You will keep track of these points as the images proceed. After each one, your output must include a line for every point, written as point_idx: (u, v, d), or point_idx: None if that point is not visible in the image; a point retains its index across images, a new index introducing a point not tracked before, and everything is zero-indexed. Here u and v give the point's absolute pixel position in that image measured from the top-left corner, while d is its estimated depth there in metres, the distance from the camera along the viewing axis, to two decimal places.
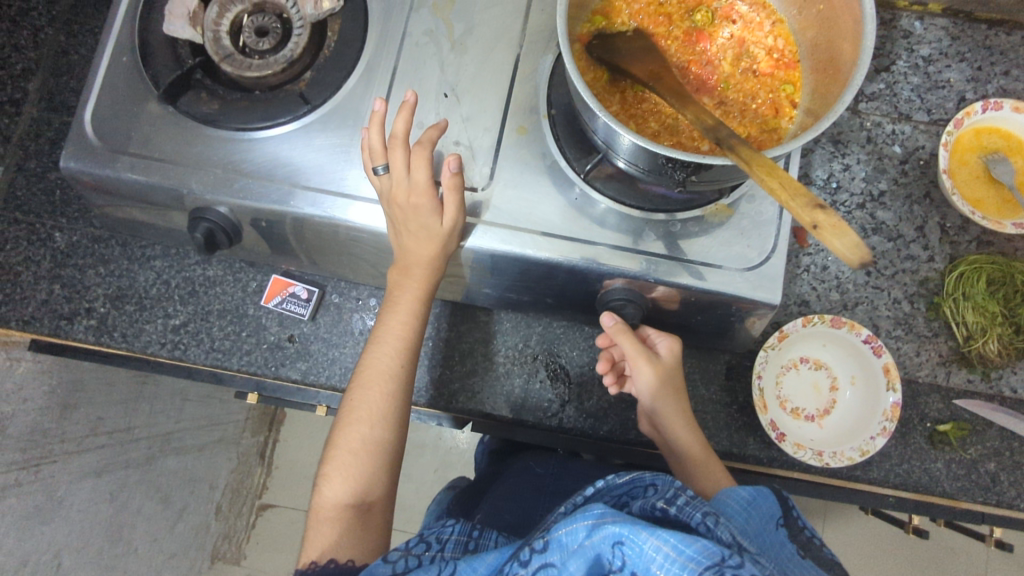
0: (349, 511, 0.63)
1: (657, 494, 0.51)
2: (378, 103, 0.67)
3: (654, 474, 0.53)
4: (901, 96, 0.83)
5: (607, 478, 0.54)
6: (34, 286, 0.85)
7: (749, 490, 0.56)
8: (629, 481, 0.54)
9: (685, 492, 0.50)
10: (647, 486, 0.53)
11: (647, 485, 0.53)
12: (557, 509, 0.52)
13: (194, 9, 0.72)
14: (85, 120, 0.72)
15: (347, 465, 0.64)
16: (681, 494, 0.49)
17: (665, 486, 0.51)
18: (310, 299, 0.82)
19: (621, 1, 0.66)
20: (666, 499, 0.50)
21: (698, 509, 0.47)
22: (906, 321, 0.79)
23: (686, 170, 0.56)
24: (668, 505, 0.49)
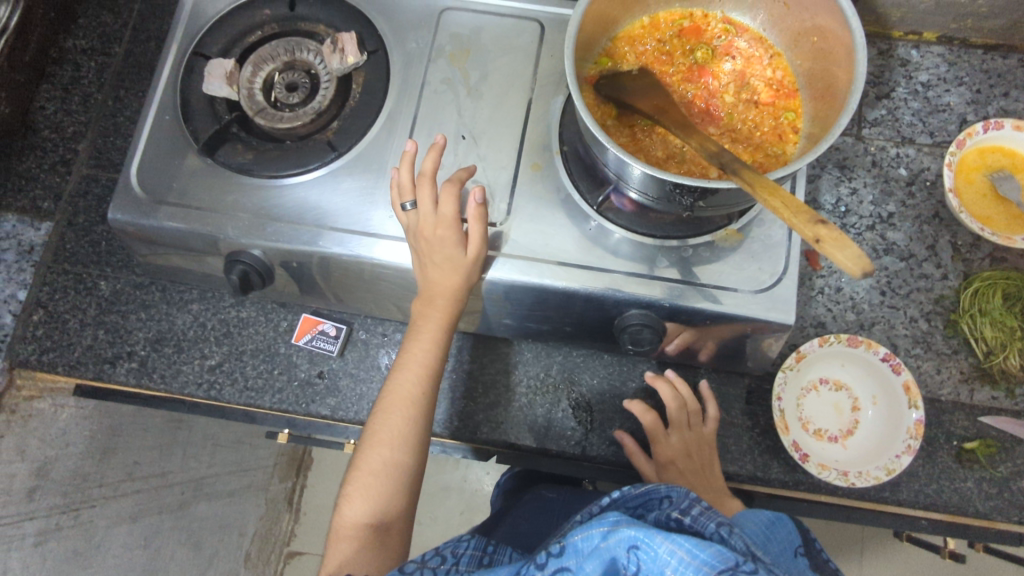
0: (365, 530, 0.66)
1: (672, 506, 0.51)
2: (408, 144, 0.71)
3: (668, 485, 0.53)
4: (903, 121, 0.85)
5: (623, 489, 0.54)
6: (80, 333, 0.90)
7: (769, 515, 0.57)
8: (644, 494, 0.54)
9: (701, 504, 0.50)
10: (663, 499, 0.52)
11: (662, 497, 0.52)
12: (576, 518, 0.55)
13: (230, 69, 0.78)
14: (131, 173, 0.78)
15: (367, 485, 0.67)
16: (696, 504, 0.49)
17: (681, 498, 0.51)
18: (339, 336, 0.86)
19: (625, 44, 0.70)
20: (681, 510, 0.50)
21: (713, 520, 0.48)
22: (924, 339, 0.79)
23: (694, 196, 0.58)
24: (684, 515, 0.49)
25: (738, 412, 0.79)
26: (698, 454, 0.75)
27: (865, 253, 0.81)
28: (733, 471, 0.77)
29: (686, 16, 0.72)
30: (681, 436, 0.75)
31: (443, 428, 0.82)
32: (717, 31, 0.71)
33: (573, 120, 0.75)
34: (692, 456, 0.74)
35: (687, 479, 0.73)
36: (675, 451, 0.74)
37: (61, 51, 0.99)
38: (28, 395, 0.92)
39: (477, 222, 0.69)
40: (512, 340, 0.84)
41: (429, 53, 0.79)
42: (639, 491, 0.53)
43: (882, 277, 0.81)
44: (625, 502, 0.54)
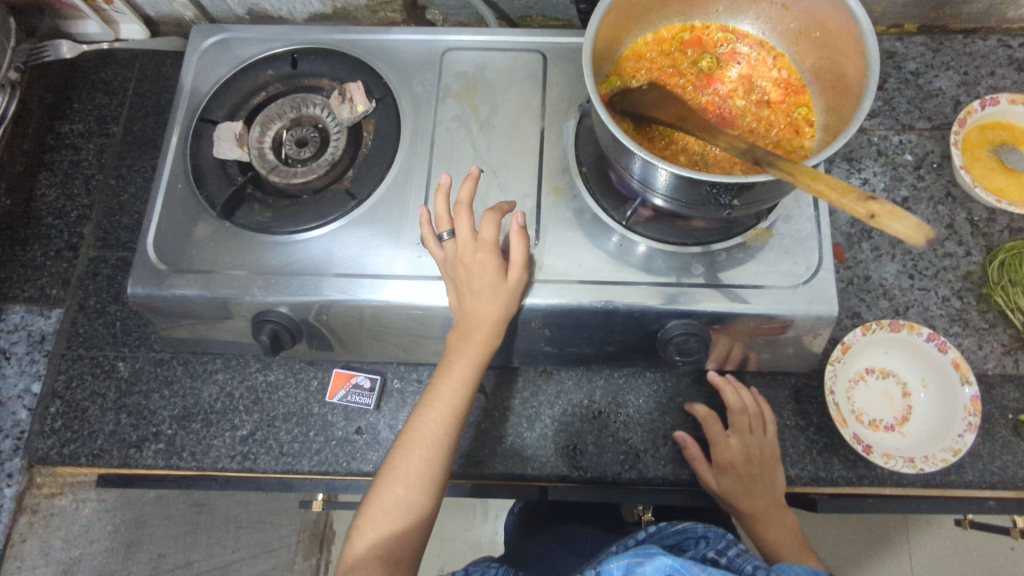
0: (371, 562, 0.62)
1: (707, 544, 0.58)
2: (445, 175, 0.71)
3: (706, 526, 0.60)
4: (899, 109, 0.88)
5: (661, 525, 0.62)
6: (102, 419, 0.86)
7: (808, 568, 0.54)
8: (680, 532, 0.61)
9: (736, 545, 0.56)
10: (698, 537, 0.60)
11: (698, 536, 0.60)
12: (613, 548, 0.61)
13: (240, 131, 0.79)
14: (148, 245, 0.77)
15: (378, 521, 0.64)
16: (732, 545, 0.56)
17: (717, 538, 0.59)
18: (373, 387, 0.84)
19: (631, 61, 0.72)
20: (717, 550, 0.56)
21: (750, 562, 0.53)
22: (960, 316, 0.79)
23: (731, 193, 0.58)
24: (719, 554, 0.56)
25: (790, 413, 0.78)
26: (759, 459, 0.73)
27: (887, 239, 0.82)
28: (794, 474, 0.75)
29: (687, 28, 0.73)
30: (742, 438, 0.73)
31: (491, 467, 0.79)
32: (719, 40, 0.72)
33: (587, 141, 0.76)
34: (752, 461, 0.73)
35: (746, 484, 0.72)
36: (734, 455, 0.73)
37: (58, 137, 0.99)
38: (49, 492, 0.89)
39: (519, 247, 0.68)
40: (519, 367, 0.82)
41: (436, 93, 0.81)
42: (675, 528, 0.61)
43: (908, 260, 0.81)
44: (660, 536, 0.61)
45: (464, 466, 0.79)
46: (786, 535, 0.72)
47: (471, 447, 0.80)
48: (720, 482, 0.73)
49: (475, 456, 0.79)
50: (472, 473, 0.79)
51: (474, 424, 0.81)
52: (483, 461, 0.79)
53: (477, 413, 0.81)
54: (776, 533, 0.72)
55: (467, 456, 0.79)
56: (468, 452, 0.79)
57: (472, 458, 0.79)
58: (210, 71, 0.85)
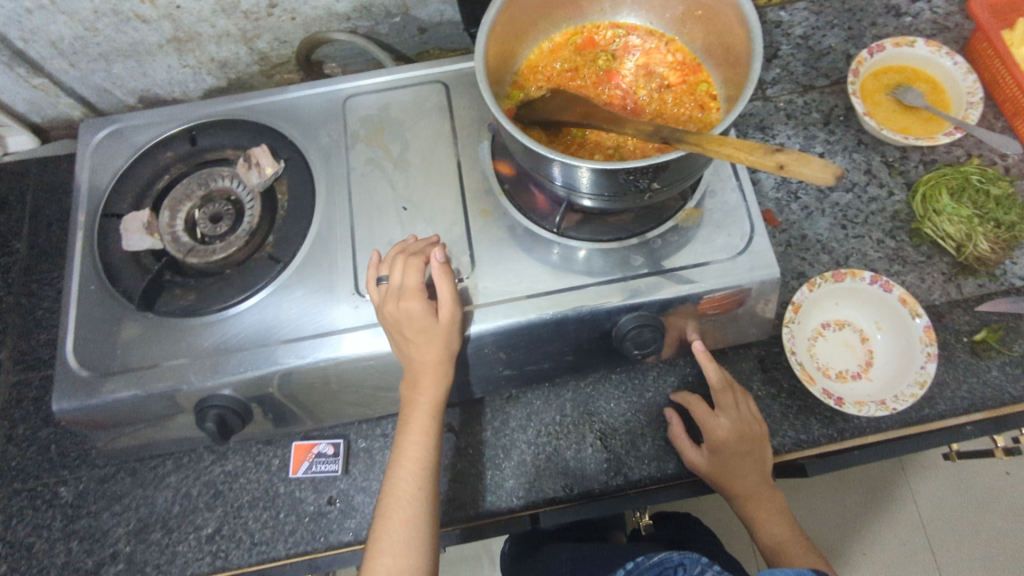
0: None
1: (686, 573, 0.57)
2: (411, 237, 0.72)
3: (680, 553, 0.58)
4: (797, 72, 0.92)
5: (639, 558, 0.60)
6: (50, 551, 0.79)
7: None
8: (659, 563, 0.59)
9: (713, 568, 0.56)
10: (676, 566, 0.58)
11: (677, 565, 0.58)
12: None
13: (148, 219, 0.76)
14: (68, 354, 0.72)
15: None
16: (708, 569, 0.55)
17: (694, 564, 0.57)
18: (338, 452, 0.81)
19: (530, 73, 0.73)
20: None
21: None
22: (898, 255, 0.81)
23: (649, 175, 0.58)
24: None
25: (760, 383, 0.77)
26: (750, 435, 0.71)
27: (813, 195, 0.84)
28: (777, 443, 0.74)
29: (578, 32, 0.74)
30: (730, 417, 0.71)
31: (476, 507, 0.75)
32: (611, 37, 0.74)
33: (503, 159, 0.76)
34: (743, 438, 0.70)
35: (734, 464, 0.70)
36: (726, 435, 0.70)
37: None
38: None
39: (445, 284, 0.66)
40: (483, 398, 0.80)
41: (345, 141, 0.80)
42: (653, 560, 0.59)
43: (837, 213, 0.84)
44: (639, 571, 0.59)
45: (448, 512, 0.75)
46: (775, 517, 0.71)
47: (452, 490, 0.76)
48: (711, 463, 0.71)
49: (458, 499, 0.76)
50: (457, 517, 0.75)
51: (450, 466, 0.77)
52: (467, 501, 0.76)
53: (451, 453, 0.78)
54: (767, 514, 0.71)
55: (449, 500, 0.76)
56: (450, 497, 0.76)
57: (455, 502, 0.75)
58: (107, 164, 0.83)
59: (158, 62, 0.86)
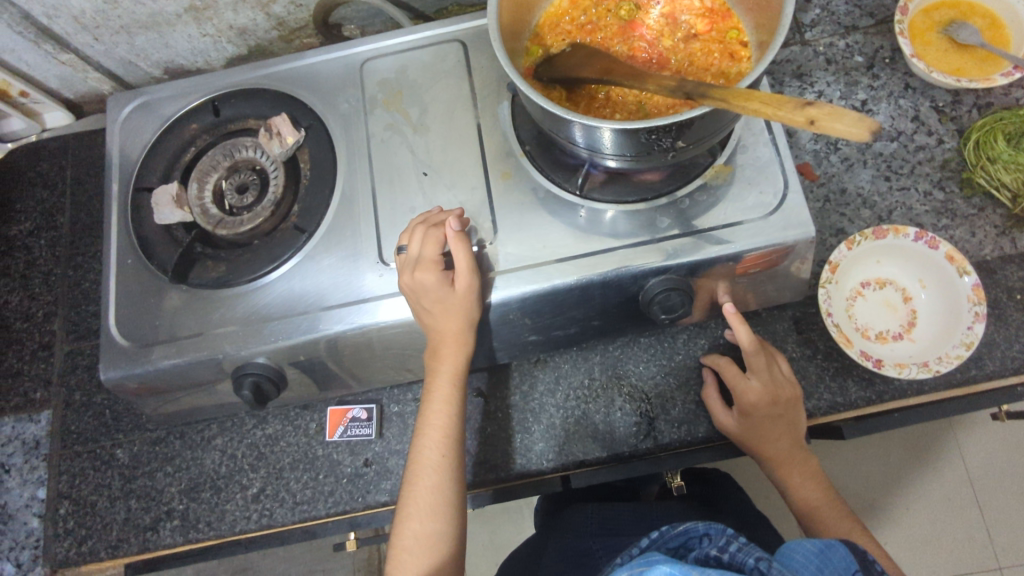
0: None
1: (711, 543, 0.48)
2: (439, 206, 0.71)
3: (706, 521, 0.50)
4: (839, 13, 0.87)
5: (661, 528, 0.51)
6: (111, 509, 0.84)
7: (819, 541, 0.48)
8: (683, 533, 0.50)
9: (740, 539, 0.47)
10: (701, 536, 0.49)
11: (702, 535, 0.49)
12: (617, 561, 0.51)
13: (176, 193, 0.77)
14: (111, 327, 0.75)
15: (403, 563, 0.63)
16: (733, 540, 0.47)
17: (720, 535, 0.49)
18: (371, 416, 0.83)
19: (549, 29, 0.70)
20: (719, 547, 0.47)
21: (753, 554, 0.45)
22: (946, 208, 0.77)
23: (671, 134, 0.55)
24: (723, 552, 0.47)
25: (795, 345, 0.75)
26: (784, 399, 0.69)
27: (854, 146, 0.81)
28: (812, 406, 0.72)
29: None
30: (763, 379, 0.69)
31: (507, 469, 0.76)
32: None
33: (525, 119, 0.74)
34: (776, 404, 0.69)
35: (766, 428, 0.69)
36: (757, 399, 0.68)
37: (10, 240, 0.98)
38: None
39: (460, 249, 0.66)
40: (511, 362, 0.80)
41: (364, 107, 0.79)
42: (677, 529, 0.50)
43: (880, 163, 0.80)
44: (662, 542, 0.50)
45: (479, 474, 0.76)
46: (807, 481, 0.71)
47: (483, 453, 0.77)
48: (740, 426, 0.70)
49: (489, 461, 0.77)
50: (489, 479, 0.76)
51: (480, 429, 0.78)
52: (497, 464, 0.77)
53: (481, 417, 0.79)
54: (799, 479, 0.71)
55: (480, 463, 0.77)
56: (480, 460, 0.77)
57: (486, 464, 0.77)
58: (136, 137, 0.84)
59: (178, 32, 0.86)
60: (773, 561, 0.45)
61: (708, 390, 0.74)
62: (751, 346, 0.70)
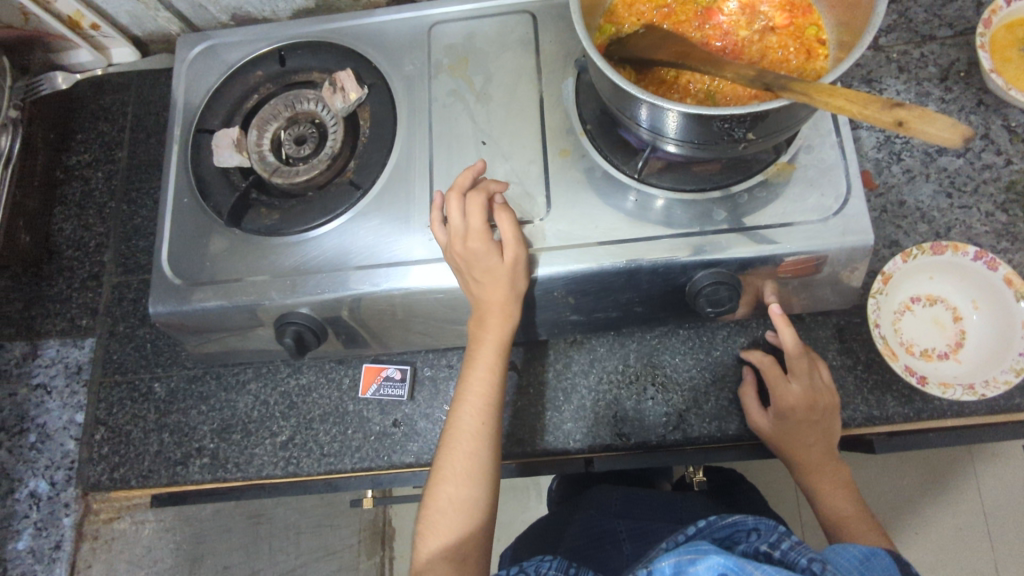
0: (440, 563, 0.63)
1: (760, 539, 0.48)
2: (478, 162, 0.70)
3: (756, 517, 0.51)
4: (917, 20, 0.85)
5: (708, 517, 0.52)
6: (145, 440, 0.87)
7: (863, 547, 0.48)
8: (731, 525, 0.51)
9: (791, 538, 0.47)
10: (750, 530, 0.50)
11: (749, 530, 0.50)
12: (660, 545, 0.50)
13: (237, 136, 0.78)
14: (163, 263, 0.77)
15: (437, 525, 0.65)
16: (785, 538, 0.47)
17: (770, 532, 0.49)
18: (405, 377, 0.84)
19: (624, 8, 0.69)
20: (770, 544, 0.47)
21: (805, 555, 0.45)
22: (1008, 231, 0.75)
23: (744, 125, 0.54)
24: (772, 549, 0.46)
25: (835, 353, 0.74)
26: (821, 405, 0.69)
27: (918, 159, 0.79)
28: (847, 416, 0.71)
29: None
30: (804, 384, 0.69)
31: (534, 445, 0.77)
32: None
33: (587, 98, 0.74)
34: (812, 408, 0.68)
35: (802, 433, 0.69)
36: (796, 403, 0.68)
37: (67, 169, 1.00)
38: (107, 517, 0.90)
39: (508, 223, 0.66)
40: (547, 340, 0.80)
41: (428, 71, 0.79)
42: (726, 520, 0.51)
43: (944, 179, 0.78)
44: (709, 531, 0.51)
45: (506, 446, 0.77)
46: (839, 490, 0.70)
47: (511, 426, 0.78)
48: (773, 428, 0.70)
49: (517, 434, 0.77)
50: (514, 452, 0.77)
51: (511, 402, 0.79)
52: (525, 438, 0.77)
53: (512, 390, 0.79)
54: (830, 488, 0.70)
55: (508, 435, 0.77)
56: (508, 432, 0.78)
57: (513, 437, 0.77)
58: (200, 80, 0.85)
59: None
60: (825, 565, 0.45)
61: (746, 388, 0.73)
62: (795, 351, 0.70)
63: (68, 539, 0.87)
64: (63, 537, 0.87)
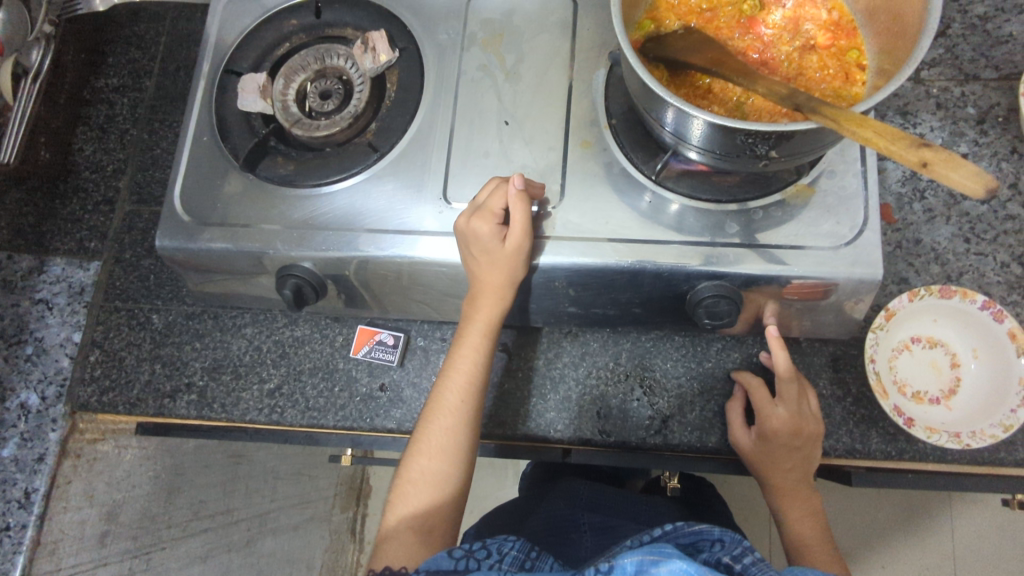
0: (404, 532, 0.64)
1: (724, 550, 0.49)
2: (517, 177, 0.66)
3: (722, 529, 0.51)
4: (963, 58, 0.83)
5: (675, 522, 0.51)
6: (137, 368, 0.89)
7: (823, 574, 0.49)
8: (696, 533, 0.51)
9: (755, 554, 0.47)
10: (715, 540, 0.50)
11: (714, 540, 0.50)
12: (624, 544, 0.49)
13: (263, 83, 0.78)
14: (175, 199, 0.77)
15: (406, 494, 0.66)
16: (749, 553, 0.47)
17: (734, 544, 0.49)
18: (397, 344, 0.84)
19: (666, 6, 0.67)
20: (733, 557, 0.48)
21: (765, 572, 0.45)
22: (1020, 284, 0.74)
23: (768, 142, 0.53)
24: (735, 562, 0.47)
25: (826, 383, 0.74)
26: (805, 432, 0.68)
27: (941, 199, 0.78)
28: (829, 445, 0.71)
29: None
30: (790, 409, 0.69)
31: (514, 428, 0.77)
32: None
33: (616, 92, 0.73)
34: (796, 434, 0.68)
35: (781, 456, 0.69)
36: (781, 426, 0.68)
37: (94, 91, 1.00)
38: (92, 437, 0.91)
39: (517, 215, 0.66)
40: (541, 328, 0.80)
41: (461, 42, 0.78)
42: (692, 527, 0.51)
43: (964, 223, 0.77)
44: (673, 536, 0.51)
45: (487, 426, 0.78)
46: (808, 519, 0.70)
47: (495, 407, 0.78)
48: (755, 446, 0.70)
49: (499, 416, 0.78)
50: (495, 433, 0.77)
51: (498, 383, 0.79)
52: (506, 421, 0.78)
53: (501, 372, 0.80)
54: (799, 514, 0.70)
55: (490, 416, 0.78)
56: (491, 413, 0.78)
57: (495, 419, 0.78)
58: (235, 20, 0.85)
59: None
60: None
61: (736, 403, 0.73)
62: (788, 375, 0.69)
63: (51, 454, 0.86)
64: (47, 451, 0.86)
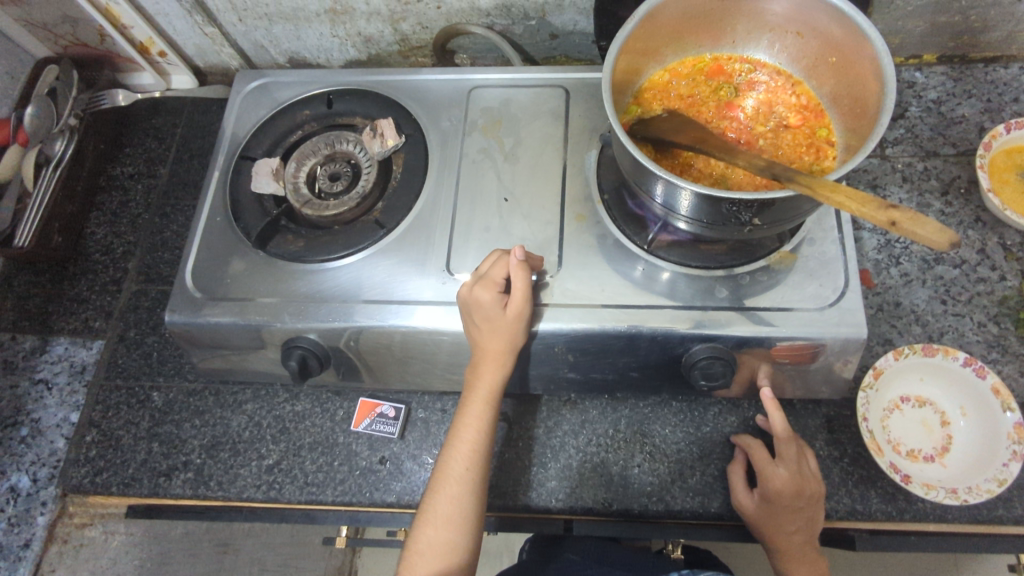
0: None
1: None
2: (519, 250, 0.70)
3: None
4: (923, 137, 0.91)
5: None
6: (134, 447, 0.87)
7: None
8: None
9: None
10: None
11: None
12: None
13: (276, 167, 0.83)
14: (186, 276, 0.80)
15: (413, 564, 0.66)
16: None
17: None
18: (398, 417, 0.85)
19: (650, 93, 0.74)
20: None
21: None
22: (998, 342, 0.78)
23: (751, 210, 0.58)
24: None
25: (823, 444, 0.75)
26: (808, 493, 0.69)
27: (916, 264, 0.82)
28: (830, 507, 0.72)
29: (705, 61, 0.75)
30: (790, 469, 0.69)
31: (516, 499, 0.77)
32: (737, 70, 0.75)
33: (608, 170, 0.79)
34: (798, 496, 0.68)
35: (786, 518, 0.69)
36: (782, 486, 0.68)
37: (109, 179, 1.06)
38: (80, 522, 0.91)
39: (519, 283, 0.69)
40: (541, 396, 0.82)
41: (463, 128, 0.85)
42: None
43: (939, 286, 0.81)
44: None
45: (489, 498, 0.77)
46: None
47: (497, 478, 0.78)
48: (758, 508, 0.70)
49: (501, 487, 0.78)
50: (497, 505, 0.77)
51: (498, 453, 0.80)
52: (508, 491, 0.77)
53: (501, 442, 0.80)
54: None
55: (491, 486, 0.78)
56: (493, 483, 0.78)
57: (497, 489, 0.78)
58: (250, 112, 0.91)
59: (312, 28, 0.96)
60: None
61: (737, 467, 0.74)
62: (784, 438, 0.71)
63: (38, 539, 0.87)
64: (33, 536, 0.87)
